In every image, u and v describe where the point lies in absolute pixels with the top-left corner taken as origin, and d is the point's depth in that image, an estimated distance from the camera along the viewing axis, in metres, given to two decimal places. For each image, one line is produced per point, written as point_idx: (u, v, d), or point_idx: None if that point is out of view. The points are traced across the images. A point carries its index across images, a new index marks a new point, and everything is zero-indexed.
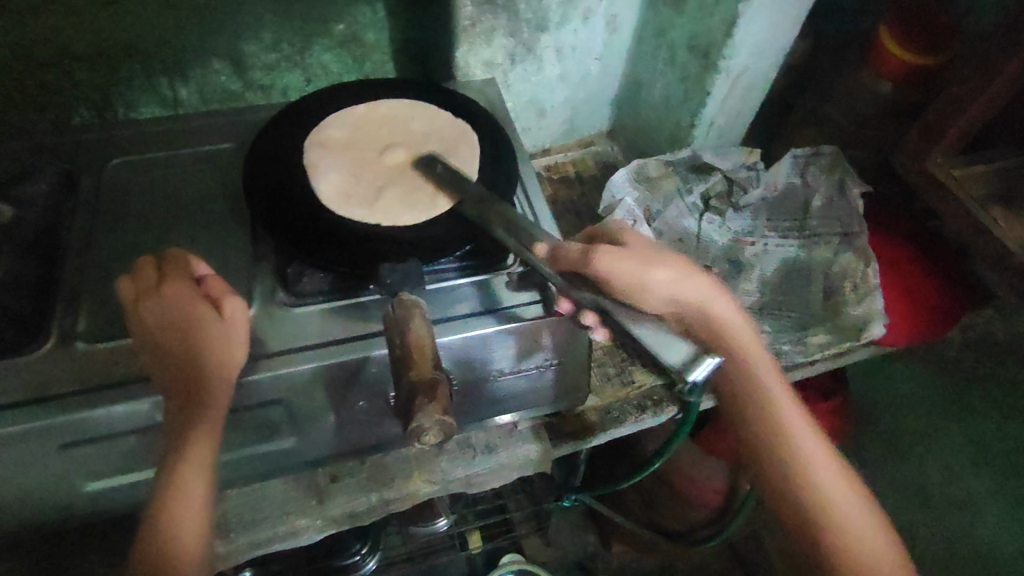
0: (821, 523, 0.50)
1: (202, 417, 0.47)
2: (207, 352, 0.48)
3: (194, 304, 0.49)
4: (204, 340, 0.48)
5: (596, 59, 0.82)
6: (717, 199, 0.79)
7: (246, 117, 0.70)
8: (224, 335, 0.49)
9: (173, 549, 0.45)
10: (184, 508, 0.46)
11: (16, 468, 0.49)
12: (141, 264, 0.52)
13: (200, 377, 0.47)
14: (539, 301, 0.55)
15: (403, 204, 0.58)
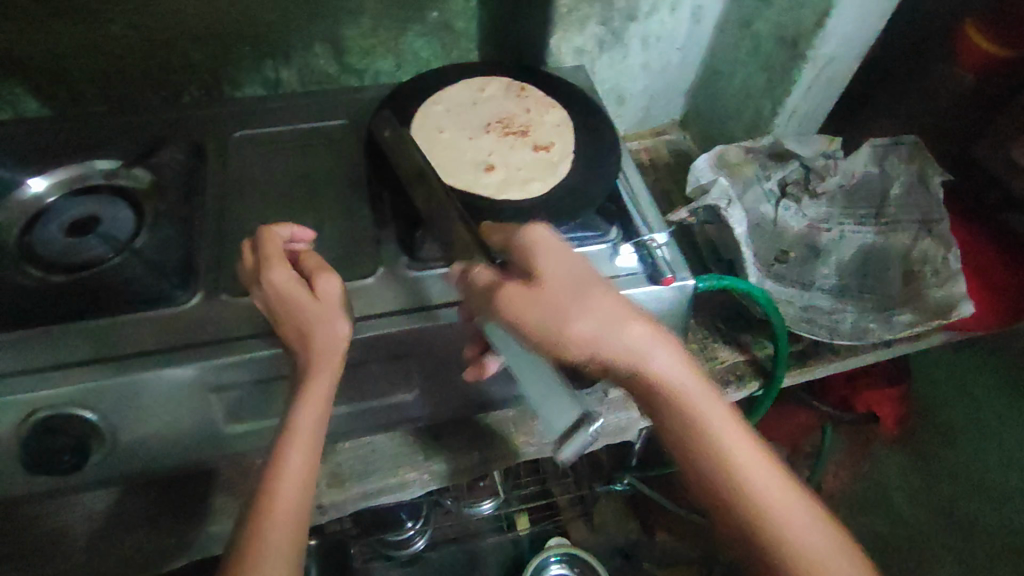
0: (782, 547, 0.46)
1: (308, 392, 0.49)
2: (312, 328, 0.49)
3: (292, 283, 0.50)
4: (304, 317, 0.49)
5: (679, 48, 0.85)
6: (794, 185, 0.80)
7: (352, 97, 0.74)
8: (323, 313, 0.50)
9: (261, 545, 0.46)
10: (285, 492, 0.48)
11: (170, 408, 0.53)
12: (243, 246, 0.55)
13: (309, 352, 0.49)
14: (644, 272, 0.60)
15: (507, 183, 0.61)
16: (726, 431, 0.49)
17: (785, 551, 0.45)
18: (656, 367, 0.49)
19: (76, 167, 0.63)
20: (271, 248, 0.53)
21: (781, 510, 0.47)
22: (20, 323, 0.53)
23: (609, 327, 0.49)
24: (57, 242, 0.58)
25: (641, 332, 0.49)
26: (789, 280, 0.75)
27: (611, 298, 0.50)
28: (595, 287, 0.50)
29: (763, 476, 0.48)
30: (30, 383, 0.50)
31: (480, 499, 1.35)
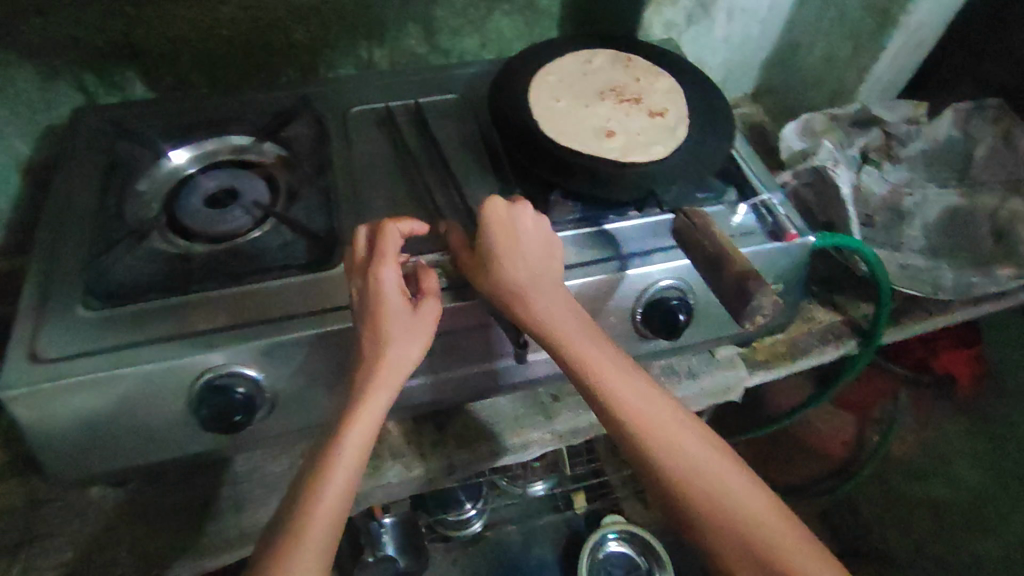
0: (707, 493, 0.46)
1: (383, 370, 0.48)
2: (392, 341, 0.48)
3: (397, 290, 0.49)
4: (392, 329, 0.48)
5: (760, 21, 0.86)
6: (876, 152, 0.83)
7: (455, 73, 0.76)
8: (409, 332, 0.49)
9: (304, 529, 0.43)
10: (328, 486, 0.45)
11: (321, 369, 0.54)
12: (357, 234, 0.53)
13: (384, 345, 0.48)
14: (766, 232, 0.60)
15: (632, 144, 0.62)
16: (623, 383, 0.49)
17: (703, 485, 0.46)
18: (573, 339, 0.50)
19: (211, 142, 0.64)
20: (388, 246, 0.51)
21: (690, 458, 0.48)
22: (177, 289, 0.53)
23: (518, 288, 0.49)
24: (195, 211, 0.59)
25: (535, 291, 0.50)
26: (878, 243, 0.78)
27: (534, 270, 0.50)
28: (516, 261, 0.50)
29: (688, 445, 0.48)
30: (195, 346, 0.50)
31: (539, 479, 1.38)
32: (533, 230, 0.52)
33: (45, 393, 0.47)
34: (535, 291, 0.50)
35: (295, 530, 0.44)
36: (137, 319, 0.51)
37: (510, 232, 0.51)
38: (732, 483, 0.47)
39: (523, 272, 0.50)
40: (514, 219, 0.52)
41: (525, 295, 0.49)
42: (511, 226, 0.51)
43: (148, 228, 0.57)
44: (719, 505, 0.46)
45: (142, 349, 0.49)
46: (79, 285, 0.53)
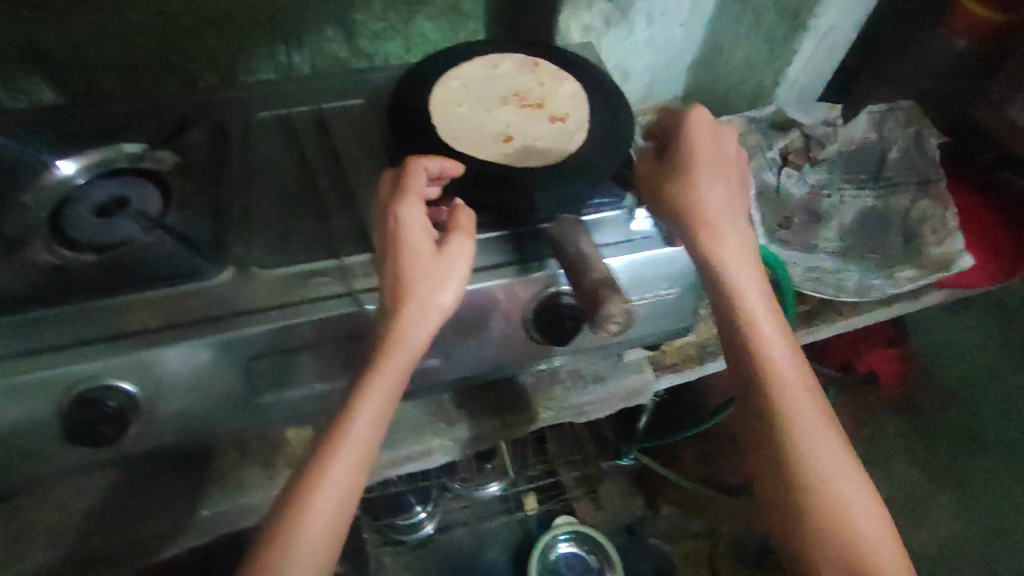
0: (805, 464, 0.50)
1: (398, 335, 0.49)
2: (412, 284, 0.50)
3: (419, 230, 0.51)
4: (417, 273, 0.50)
5: (682, 24, 0.86)
6: (795, 154, 0.84)
7: (368, 78, 0.75)
8: (435, 274, 0.50)
9: (301, 516, 0.46)
10: (343, 467, 0.48)
11: (199, 380, 0.55)
12: (383, 176, 0.55)
13: (404, 287, 0.50)
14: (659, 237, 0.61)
15: (529, 150, 0.63)
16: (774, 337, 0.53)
17: (807, 457, 0.50)
18: (730, 257, 0.55)
19: (103, 150, 0.63)
20: (414, 182, 0.53)
21: (809, 431, 0.51)
22: (53, 301, 0.53)
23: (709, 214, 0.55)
24: (82, 221, 0.59)
25: (723, 227, 0.56)
26: (794, 244, 0.78)
27: (722, 195, 0.56)
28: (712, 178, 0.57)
29: (812, 415, 0.51)
30: (68, 358, 0.51)
31: (488, 482, 1.38)
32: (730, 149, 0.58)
33: None
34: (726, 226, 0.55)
35: (291, 514, 0.46)
36: (13, 330, 0.52)
37: (713, 165, 0.57)
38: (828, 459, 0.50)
39: (716, 206, 0.56)
40: (720, 139, 0.58)
41: (715, 226, 0.55)
42: (724, 159, 0.58)
43: (29, 238, 0.57)
44: (806, 476, 0.50)
45: (18, 360, 0.50)
46: None
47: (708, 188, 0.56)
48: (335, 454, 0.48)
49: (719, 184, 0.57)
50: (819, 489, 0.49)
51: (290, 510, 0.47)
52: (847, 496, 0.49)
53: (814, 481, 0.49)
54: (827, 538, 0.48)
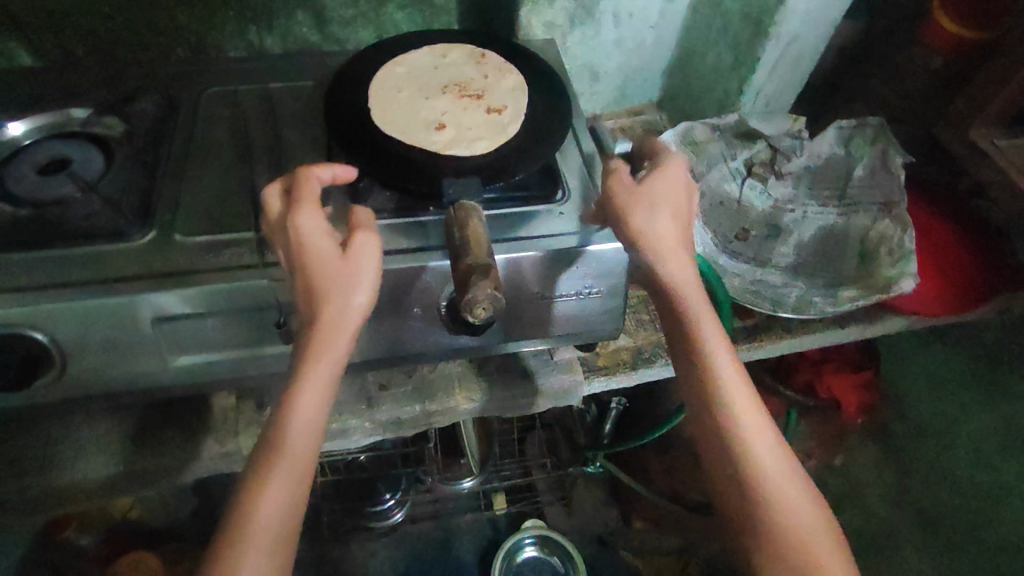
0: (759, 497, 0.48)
1: (328, 346, 0.49)
2: (328, 296, 0.49)
3: (321, 236, 0.50)
4: (327, 277, 0.49)
5: (651, 27, 0.85)
6: (761, 165, 0.82)
7: (326, 60, 0.77)
8: (347, 276, 0.49)
9: (241, 533, 0.44)
10: (280, 480, 0.46)
11: (106, 339, 0.54)
12: (268, 193, 0.54)
13: (321, 303, 0.49)
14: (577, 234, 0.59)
15: (462, 137, 0.63)
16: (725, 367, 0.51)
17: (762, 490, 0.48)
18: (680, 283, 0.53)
19: (53, 114, 0.66)
20: (308, 193, 0.52)
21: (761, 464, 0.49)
22: None
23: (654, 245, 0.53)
24: (25, 177, 0.61)
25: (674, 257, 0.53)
26: (746, 257, 0.76)
27: (669, 221, 0.54)
28: (660, 208, 0.54)
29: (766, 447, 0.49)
30: None
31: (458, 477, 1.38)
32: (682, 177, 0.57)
33: None
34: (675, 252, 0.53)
35: (231, 532, 0.44)
36: None
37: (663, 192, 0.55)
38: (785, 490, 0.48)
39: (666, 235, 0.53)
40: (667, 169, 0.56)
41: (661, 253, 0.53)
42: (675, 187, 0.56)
43: None
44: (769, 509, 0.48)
45: None
46: None
47: (654, 214, 0.53)
48: (272, 462, 0.46)
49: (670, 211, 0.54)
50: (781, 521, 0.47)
51: (227, 530, 0.44)
52: (813, 535, 0.47)
53: (776, 523, 0.47)
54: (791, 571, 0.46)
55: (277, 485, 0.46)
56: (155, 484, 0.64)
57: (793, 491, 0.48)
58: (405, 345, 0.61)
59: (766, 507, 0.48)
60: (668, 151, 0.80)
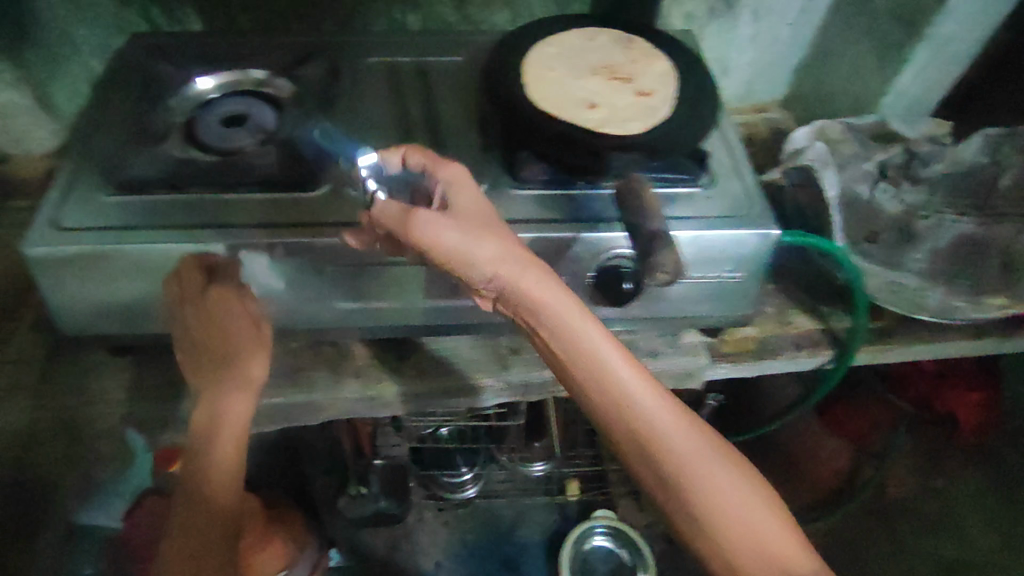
0: (692, 493, 0.50)
1: (235, 382, 0.59)
2: (243, 358, 0.59)
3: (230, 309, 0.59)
4: (234, 346, 0.59)
5: (789, 24, 0.85)
6: (895, 170, 0.79)
7: (470, 38, 0.80)
8: (256, 339, 0.60)
9: (200, 487, 0.56)
10: (221, 455, 0.57)
11: (300, 276, 0.61)
12: (184, 267, 0.58)
13: (230, 358, 0.59)
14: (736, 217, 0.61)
15: (612, 117, 0.65)
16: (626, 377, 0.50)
17: (692, 482, 0.50)
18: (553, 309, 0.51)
19: (235, 73, 0.71)
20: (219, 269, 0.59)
21: (681, 458, 0.50)
22: (179, 188, 0.61)
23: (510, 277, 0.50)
24: (211, 128, 0.67)
25: (535, 286, 0.50)
26: (876, 260, 0.73)
27: (502, 245, 0.51)
28: (491, 230, 0.51)
29: (677, 437, 0.50)
30: (188, 237, 0.58)
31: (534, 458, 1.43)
32: (469, 185, 0.54)
33: (83, 255, 0.57)
34: (529, 274, 0.50)
35: (189, 495, 0.56)
36: (153, 208, 0.60)
37: (478, 214, 0.52)
38: (712, 472, 0.50)
39: (511, 259, 0.50)
40: (467, 190, 0.54)
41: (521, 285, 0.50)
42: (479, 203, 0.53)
43: (169, 135, 0.65)
44: (705, 501, 0.50)
45: (163, 231, 0.59)
46: (101, 174, 0.62)
47: (483, 241, 0.50)
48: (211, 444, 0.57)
49: (500, 232, 0.51)
50: (716, 510, 0.50)
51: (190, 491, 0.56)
52: (743, 506, 0.50)
53: (714, 510, 0.50)
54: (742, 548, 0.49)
55: (216, 459, 0.57)
56: (302, 418, 0.69)
57: (712, 471, 0.50)
58: None
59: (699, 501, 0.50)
60: (816, 145, 0.78)
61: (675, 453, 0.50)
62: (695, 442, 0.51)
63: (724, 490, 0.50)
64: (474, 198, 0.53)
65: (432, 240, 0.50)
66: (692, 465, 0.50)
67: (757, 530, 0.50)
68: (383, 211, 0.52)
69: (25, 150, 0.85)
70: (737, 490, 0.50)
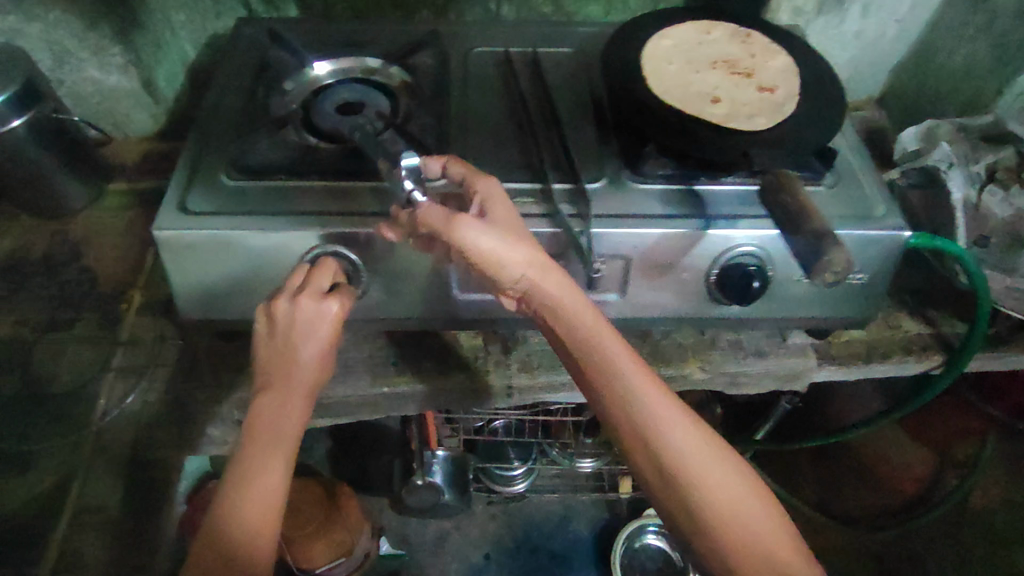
0: (693, 498, 0.50)
1: (295, 381, 0.53)
2: (300, 358, 0.53)
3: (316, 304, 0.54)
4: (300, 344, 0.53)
5: (897, 20, 0.83)
6: (1006, 172, 0.76)
7: (577, 29, 0.79)
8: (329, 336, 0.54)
9: (240, 514, 0.49)
10: (267, 474, 0.50)
11: (415, 267, 0.61)
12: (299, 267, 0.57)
13: (292, 363, 0.53)
14: (886, 216, 0.60)
15: (735, 113, 0.63)
16: (634, 381, 0.51)
17: (693, 488, 0.50)
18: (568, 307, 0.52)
19: (353, 60, 0.71)
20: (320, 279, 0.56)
21: (684, 460, 0.50)
22: (304, 173, 0.60)
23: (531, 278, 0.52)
24: (326, 113, 0.66)
25: (551, 285, 0.52)
26: (989, 266, 0.72)
27: (524, 245, 0.52)
28: (515, 232, 0.53)
29: (681, 440, 0.50)
30: (318, 222, 0.57)
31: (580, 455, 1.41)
32: (504, 197, 0.56)
33: (197, 238, 0.57)
34: (547, 275, 0.52)
35: (221, 528, 0.48)
36: (265, 194, 0.59)
37: (501, 217, 0.54)
38: (716, 477, 0.50)
39: (530, 261, 0.52)
40: (497, 198, 0.55)
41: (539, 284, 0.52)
42: (507, 208, 0.55)
43: (287, 120, 0.65)
44: (704, 507, 0.49)
45: (275, 218, 0.57)
46: (225, 158, 0.63)
47: (512, 243, 0.52)
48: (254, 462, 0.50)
49: (522, 235, 0.53)
50: (718, 518, 0.49)
51: (224, 518, 0.49)
52: (746, 514, 0.50)
53: (714, 517, 0.49)
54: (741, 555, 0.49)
55: (261, 487, 0.50)
56: (409, 406, 0.70)
57: (715, 476, 0.50)
58: (663, 302, 0.64)
59: (701, 506, 0.49)
60: (940, 146, 0.74)
61: (679, 453, 0.50)
62: (699, 447, 0.51)
63: (728, 496, 0.50)
64: (501, 204, 0.55)
65: (470, 243, 0.50)
66: (697, 469, 0.50)
67: (761, 540, 0.49)
68: (426, 212, 0.51)
69: (123, 133, 0.85)
70: (743, 496, 0.50)
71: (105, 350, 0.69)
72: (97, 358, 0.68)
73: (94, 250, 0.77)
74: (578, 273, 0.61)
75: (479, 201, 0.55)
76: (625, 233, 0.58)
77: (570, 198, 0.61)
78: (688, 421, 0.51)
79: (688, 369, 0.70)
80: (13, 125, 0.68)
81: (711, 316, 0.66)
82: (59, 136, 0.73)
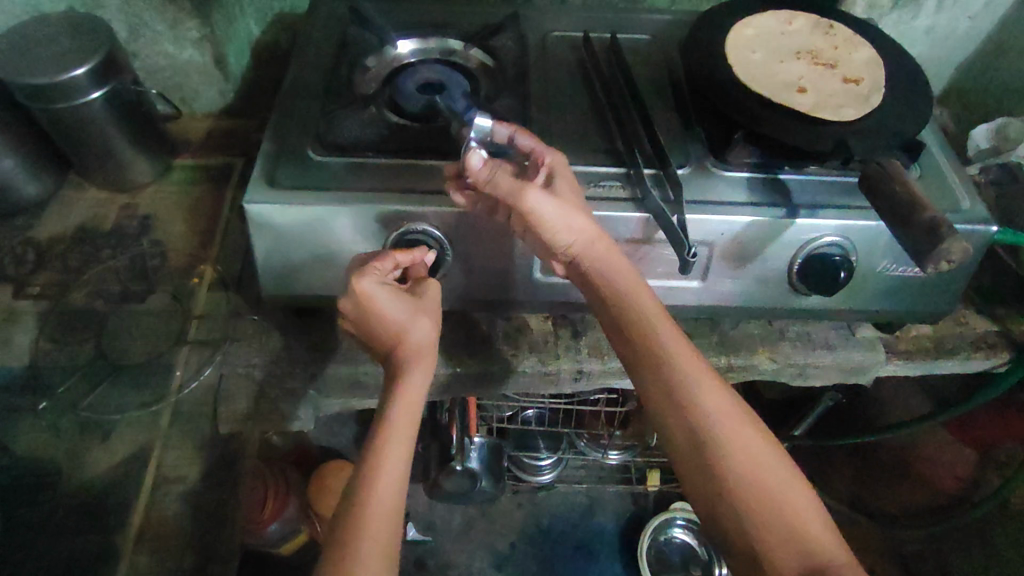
0: (719, 465, 0.50)
1: (409, 351, 0.56)
2: (408, 327, 0.55)
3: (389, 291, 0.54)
4: (394, 323, 0.55)
5: (969, 18, 0.84)
6: None
7: (652, 17, 0.80)
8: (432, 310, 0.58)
9: (365, 506, 0.50)
10: (395, 454, 0.52)
11: (500, 248, 0.60)
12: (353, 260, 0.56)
13: (401, 339, 0.55)
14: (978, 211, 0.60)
15: (823, 101, 0.62)
16: (673, 345, 0.54)
17: (721, 454, 0.51)
18: (618, 276, 0.55)
19: (435, 41, 0.72)
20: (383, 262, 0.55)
21: (714, 427, 0.51)
22: (390, 152, 0.60)
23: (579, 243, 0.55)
24: (408, 92, 0.66)
25: (598, 250, 0.55)
26: None
27: (580, 214, 0.54)
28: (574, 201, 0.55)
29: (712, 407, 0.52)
30: (402, 200, 0.57)
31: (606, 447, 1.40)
32: (567, 170, 0.57)
33: (289, 213, 0.56)
34: (596, 240, 0.54)
35: (356, 517, 0.49)
36: (353, 171, 0.59)
37: (565, 188, 0.56)
38: (746, 446, 0.51)
39: (582, 229, 0.54)
40: (563, 173, 0.56)
41: (590, 250, 0.55)
42: (571, 181, 0.56)
43: (370, 98, 0.65)
44: (731, 476, 0.50)
45: (366, 195, 0.57)
46: (311, 134, 0.63)
47: (571, 212, 0.53)
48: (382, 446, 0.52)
49: (579, 204, 0.55)
50: (741, 487, 0.50)
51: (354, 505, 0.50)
52: (775, 489, 0.50)
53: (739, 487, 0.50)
54: (766, 531, 0.48)
55: (390, 473, 0.51)
56: (478, 387, 0.70)
57: (744, 447, 0.51)
58: (743, 290, 0.64)
59: (726, 474, 0.50)
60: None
61: (709, 418, 0.52)
62: (730, 416, 0.52)
63: (758, 466, 0.50)
64: (566, 176, 0.56)
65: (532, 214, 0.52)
66: (727, 437, 0.51)
67: (791, 519, 0.49)
68: (495, 179, 0.53)
69: (189, 108, 0.85)
70: (773, 470, 0.51)
71: (179, 325, 0.70)
72: (174, 332, 0.70)
73: (163, 225, 0.77)
74: (663, 256, 0.61)
75: (544, 170, 0.57)
76: (716, 219, 0.58)
77: (658, 182, 0.60)
78: (724, 392, 0.53)
79: (758, 359, 0.70)
80: (91, 97, 0.67)
81: (788, 305, 0.66)
82: (134, 110, 0.72)
